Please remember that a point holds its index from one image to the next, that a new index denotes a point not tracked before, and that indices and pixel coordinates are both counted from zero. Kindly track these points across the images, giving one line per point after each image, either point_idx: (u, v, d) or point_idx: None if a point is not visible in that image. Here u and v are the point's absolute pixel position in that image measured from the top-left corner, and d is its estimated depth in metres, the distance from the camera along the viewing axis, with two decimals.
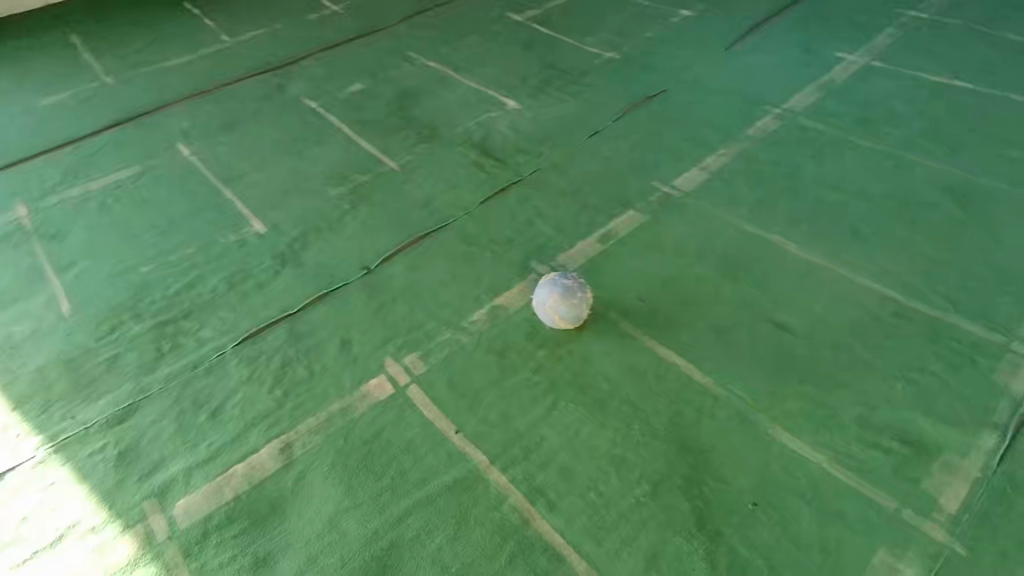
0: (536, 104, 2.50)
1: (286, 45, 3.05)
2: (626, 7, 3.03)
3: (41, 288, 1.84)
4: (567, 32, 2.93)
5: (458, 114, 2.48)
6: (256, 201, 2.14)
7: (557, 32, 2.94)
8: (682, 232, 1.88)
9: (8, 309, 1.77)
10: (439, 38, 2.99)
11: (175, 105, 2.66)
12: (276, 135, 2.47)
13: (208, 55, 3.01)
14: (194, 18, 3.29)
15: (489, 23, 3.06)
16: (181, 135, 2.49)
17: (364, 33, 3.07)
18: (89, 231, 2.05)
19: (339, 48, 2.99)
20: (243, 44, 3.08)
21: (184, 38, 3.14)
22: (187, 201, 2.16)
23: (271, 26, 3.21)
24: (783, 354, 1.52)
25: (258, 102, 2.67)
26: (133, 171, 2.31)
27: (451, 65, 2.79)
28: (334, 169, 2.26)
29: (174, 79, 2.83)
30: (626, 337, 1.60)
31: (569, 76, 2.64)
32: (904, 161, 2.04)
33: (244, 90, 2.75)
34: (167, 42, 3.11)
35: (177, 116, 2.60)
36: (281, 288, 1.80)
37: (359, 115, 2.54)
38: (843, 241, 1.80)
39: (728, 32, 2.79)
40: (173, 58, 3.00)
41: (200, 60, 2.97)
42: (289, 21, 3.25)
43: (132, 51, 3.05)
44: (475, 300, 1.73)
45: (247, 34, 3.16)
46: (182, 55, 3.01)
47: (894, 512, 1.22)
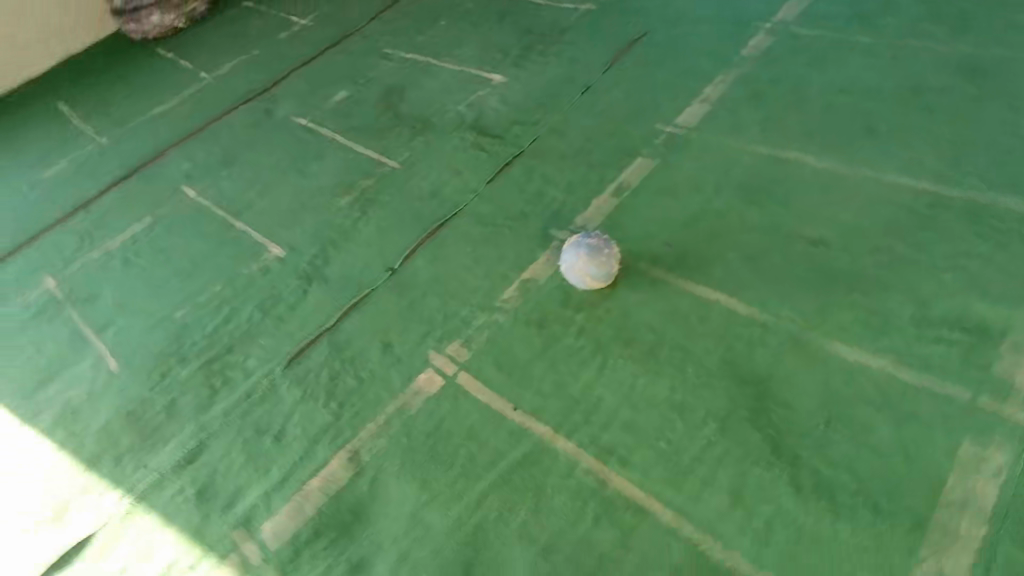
0: (523, 73, 2.46)
1: (264, 68, 3.04)
2: None
3: (86, 351, 1.88)
4: None
5: (447, 100, 2.46)
6: (270, 226, 2.16)
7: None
8: (696, 168, 1.84)
9: (59, 377, 1.81)
10: (411, 29, 2.95)
11: (171, 150, 2.68)
12: (273, 159, 2.48)
13: (191, 95, 3.02)
14: (170, 61, 3.30)
15: (458, 2, 3.01)
16: (183, 178, 2.51)
17: (337, 40, 3.05)
18: (118, 289, 2.08)
19: (315, 61, 2.97)
20: (223, 77, 3.08)
21: (165, 83, 3.15)
22: (203, 241, 2.18)
23: (246, 54, 3.20)
24: (823, 268, 1.50)
25: (249, 130, 2.67)
26: (145, 222, 2.34)
27: (429, 53, 2.76)
28: (337, 179, 2.26)
29: (164, 126, 2.85)
30: (661, 284, 1.58)
31: (549, 38, 2.60)
32: (908, 49, 1.97)
33: (233, 122, 2.75)
34: (149, 91, 3.12)
35: (176, 161, 2.61)
36: (312, 306, 1.82)
37: (349, 122, 2.53)
38: (861, 144, 1.76)
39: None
40: (158, 105, 3.01)
41: (185, 102, 2.98)
42: (262, 45, 3.23)
43: (118, 107, 3.06)
44: (503, 278, 1.73)
45: (224, 66, 3.16)
46: (166, 100, 3.03)
47: (970, 402, 1.20)
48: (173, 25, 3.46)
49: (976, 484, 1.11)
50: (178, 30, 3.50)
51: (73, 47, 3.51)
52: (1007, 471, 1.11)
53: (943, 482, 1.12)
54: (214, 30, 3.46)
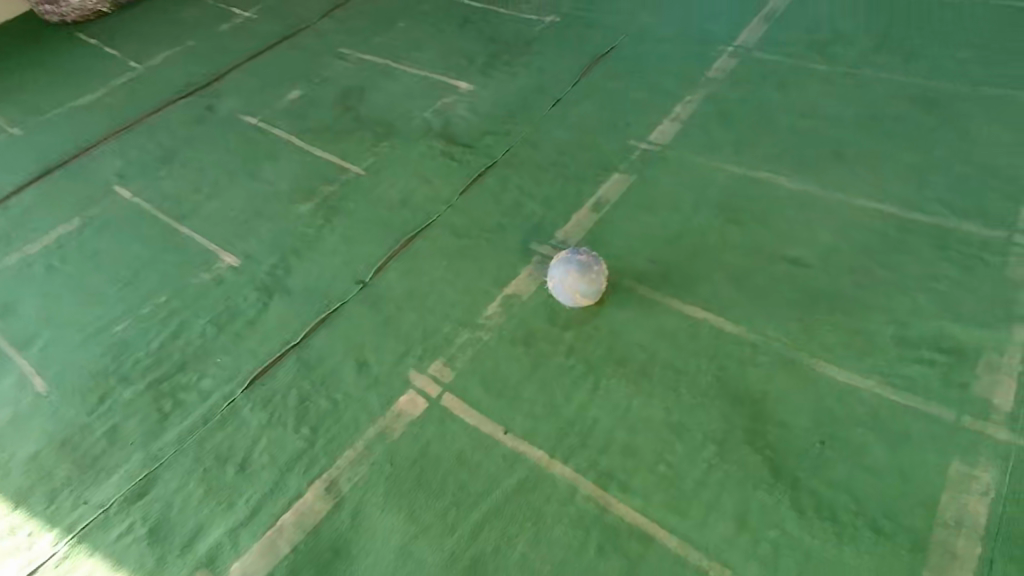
0: (489, 82, 2.41)
1: (205, 61, 2.83)
2: None
3: (7, 369, 1.67)
4: (499, 3, 2.83)
5: (410, 106, 2.37)
6: (220, 233, 1.99)
7: (489, 4, 2.84)
8: (673, 185, 1.85)
9: None
10: (368, 29, 2.84)
11: (99, 145, 2.44)
12: (221, 159, 2.30)
13: (120, 86, 2.76)
14: (95, 47, 3.02)
15: (417, 5, 2.92)
16: (116, 176, 2.28)
17: (286, 36, 2.89)
18: (43, 298, 1.86)
19: (262, 57, 2.80)
20: (159, 68, 2.85)
21: (90, 72, 2.87)
22: (142, 247, 1.98)
23: (183, 44, 2.97)
24: (804, 289, 1.53)
25: (191, 127, 2.47)
26: (72, 224, 2.10)
27: (388, 56, 2.66)
28: (295, 184, 2.12)
29: (91, 118, 2.59)
30: (647, 302, 1.57)
31: (515, 48, 2.56)
32: (866, 79, 2.07)
33: (172, 118, 2.54)
34: (71, 78, 2.84)
35: (106, 157, 2.38)
36: (275, 321, 1.69)
37: (305, 123, 2.39)
38: (830, 166, 1.81)
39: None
40: (82, 94, 2.74)
41: (114, 92, 2.73)
42: (199, 36, 3.02)
43: (36, 94, 2.77)
44: (484, 294, 1.67)
45: (158, 56, 2.92)
46: (92, 90, 2.76)
47: (955, 421, 1.25)
48: (96, 7, 3.18)
49: (968, 502, 1.15)
50: (101, 14, 3.22)
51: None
52: (995, 488, 1.15)
53: (937, 502, 1.15)
54: (144, 17, 3.20)
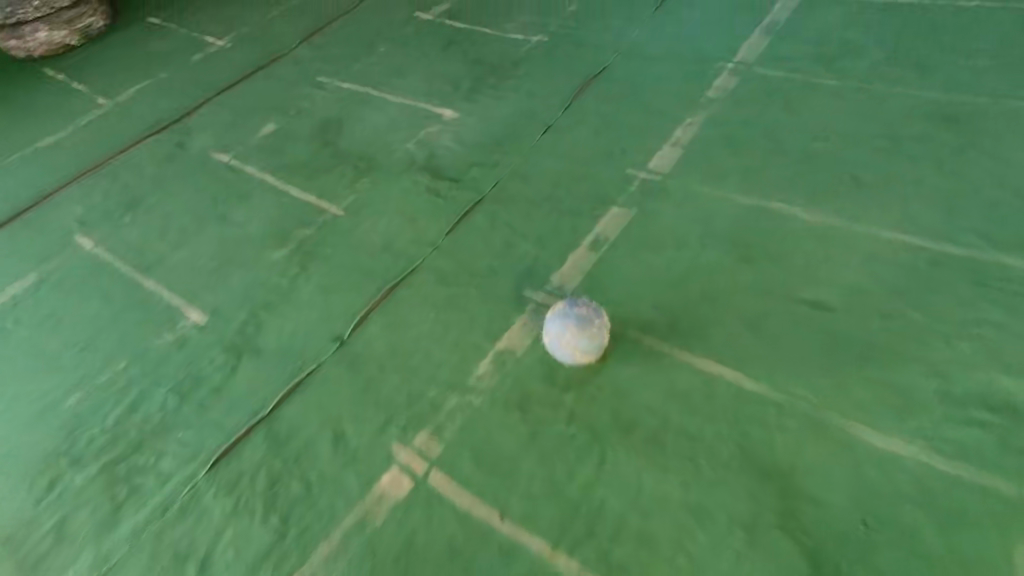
0: (475, 108, 2.26)
1: (176, 94, 2.69)
2: None
3: None
4: (483, 24, 2.69)
5: (392, 138, 2.22)
6: (187, 285, 1.83)
7: (474, 24, 2.70)
8: (676, 220, 1.69)
9: None
10: (346, 55, 2.70)
11: (63, 189, 2.28)
12: (190, 201, 2.15)
13: (87, 124, 2.61)
14: (63, 83, 2.88)
15: (397, 28, 2.78)
16: (78, 225, 2.13)
17: (261, 65, 2.75)
18: None
19: (236, 89, 2.65)
20: (128, 103, 2.70)
21: (56, 109, 2.73)
22: (103, 305, 1.82)
23: (154, 77, 2.83)
24: (829, 337, 1.37)
25: (160, 166, 2.32)
26: (29, 281, 1.94)
27: (367, 84, 2.52)
28: (269, 227, 1.97)
29: (55, 160, 2.44)
30: (655, 355, 1.41)
31: (501, 71, 2.41)
32: (878, 94, 1.92)
33: (139, 157, 2.39)
34: (36, 117, 2.69)
35: (69, 203, 2.23)
36: (244, 389, 1.54)
37: (279, 159, 2.24)
38: (848, 193, 1.66)
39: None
40: (47, 134, 2.59)
41: (81, 131, 2.58)
42: (170, 68, 2.87)
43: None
44: (475, 349, 1.51)
45: (128, 90, 2.78)
46: (58, 129, 2.61)
47: (1017, 495, 1.10)
48: (64, 41, 3.04)
49: None
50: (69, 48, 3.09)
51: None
52: None
53: None
54: (113, 49, 3.06)
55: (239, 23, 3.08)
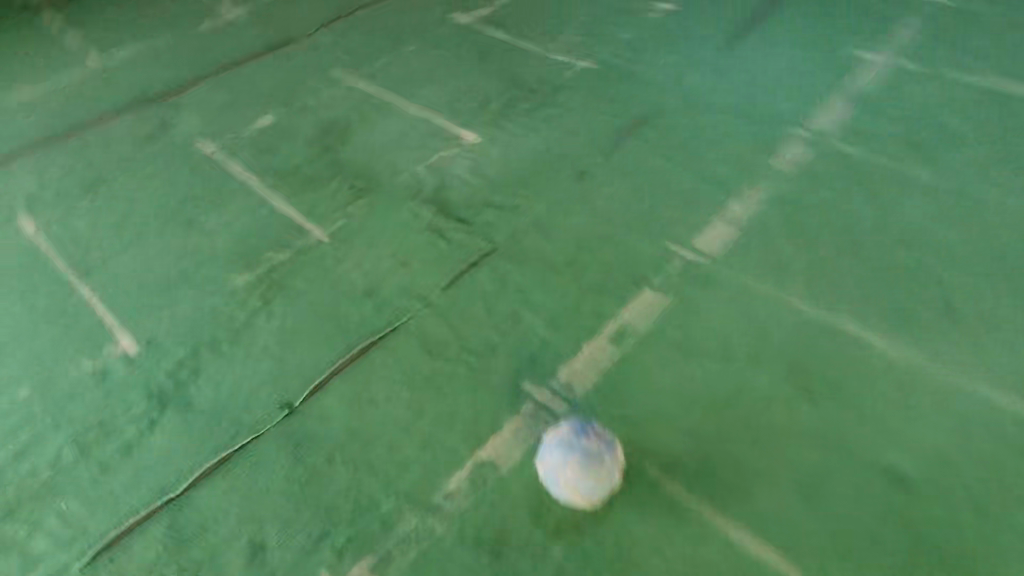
0: (501, 136, 1.95)
1: (174, 64, 2.40)
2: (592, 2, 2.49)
3: None
4: (525, 38, 2.38)
5: (400, 156, 1.91)
6: (126, 301, 1.54)
7: (515, 36, 2.39)
8: (722, 321, 1.37)
9: None
10: (369, 50, 2.40)
11: (22, 157, 2.00)
12: (158, 194, 1.85)
13: (70, 83, 2.32)
14: (55, 32, 2.59)
15: (431, 27, 2.48)
16: (27, 204, 1.85)
17: (274, 46, 2.45)
18: None
19: (240, 69, 2.36)
20: (119, 66, 2.41)
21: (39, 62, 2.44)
22: (26, 309, 1.53)
23: (154, 41, 2.53)
24: (908, 527, 1.06)
25: (136, 145, 2.03)
26: None
27: (385, 87, 2.22)
28: (238, 242, 1.67)
29: (23, 119, 2.16)
30: (677, 509, 1.09)
31: (537, 96, 2.10)
32: (980, 201, 1.59)
33: (115, 131, 2.09)
34: (17, 67, 2.41)
35: (24, 174, 1.94)
36: (158, 453, 1.23)
37: (269, 160, 1.94)
38: (937, 325, 1.34)
39: (723, 28, 2.28)
40: (24, 88, 2.31)
41: (60, 90, 2.29)
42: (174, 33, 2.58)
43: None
44: (450, 452, 1.20)
45: (124, 51, 2.48)
46: (37, 84, 2.33)
47: None
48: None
49: None
50: None
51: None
52: None
53: None
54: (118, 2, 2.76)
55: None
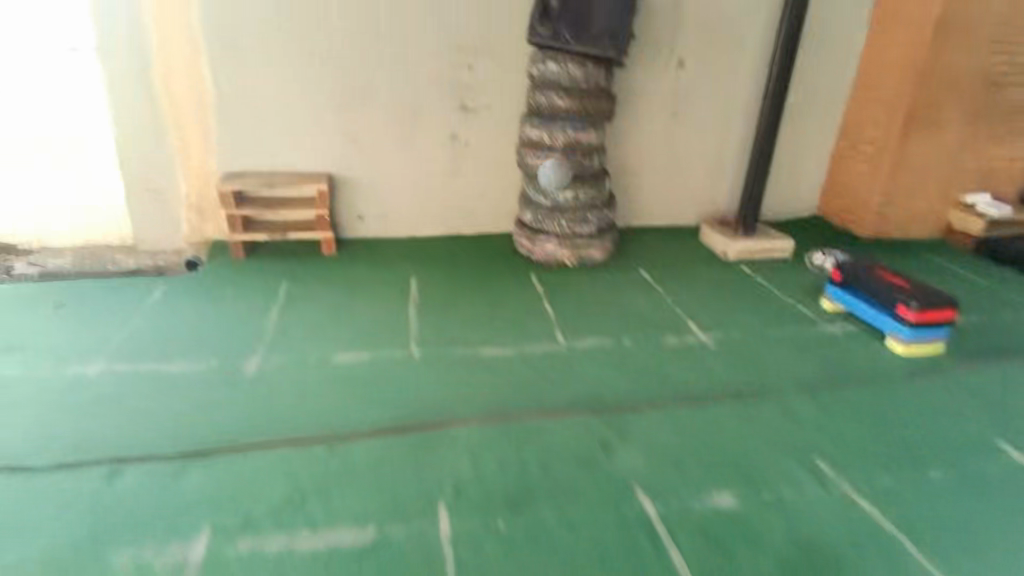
0: (735, 340, 3.20)
1: (591, 307, 3.53)
2: (956, 474, 2.32)
3: (171, 531, 1.97)
4: (868, 486, 2.25)
5: (685, 350, 3.11)
6: (451, 542, 1.95)
7: (856, 468, 2.33)
8: None
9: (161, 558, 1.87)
10: (725, 389, 2.78)
11: (429, 358, 2.99)
12: (335, 536, 1.96)
13: (559, 252, 4.03)
14: (530, 227, 4.13)
15: (776, 428, 2.52)
16: (426, 389, 2.74)
17: (674, 316, 3.45)
18: (277, 497, 2.11)
19: (589, 240, 4.09)
20: (462, 326, 3.32)
21: (197, 296, 3.51)
22: (389, 504, 2.10)
23: (337, 253, 4.20)
24: None
25: (508, 392, 2.73)
26: (344, 400, 2.65)
27: (675, 290, 3.79)
28: (564, 534, 2.00)
29: (447, 336, 3.20)
30: None
31: (760, 368, 2.96)
32: None
33: (424, 359, 2.99)
34: (524, 230, 4.16)
35: (426, 380, 2.81)
36: None
37: (572, 368, 2.94)
38: None
39: None
40: (523, 246, 4.18)
41: (557, 251, 4.03)
42: (538, 209, 4.06)
43: (172, 371, 2.80)
44: None
45: (573, 260, 4.06)
46: (543, 248, 4.05)
47: None
48: (460, 97, 4.21)
49: None
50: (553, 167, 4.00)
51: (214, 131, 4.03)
52: None
53: None
54: (481, 153, 4.39)
55: (610, 159, 4.44)
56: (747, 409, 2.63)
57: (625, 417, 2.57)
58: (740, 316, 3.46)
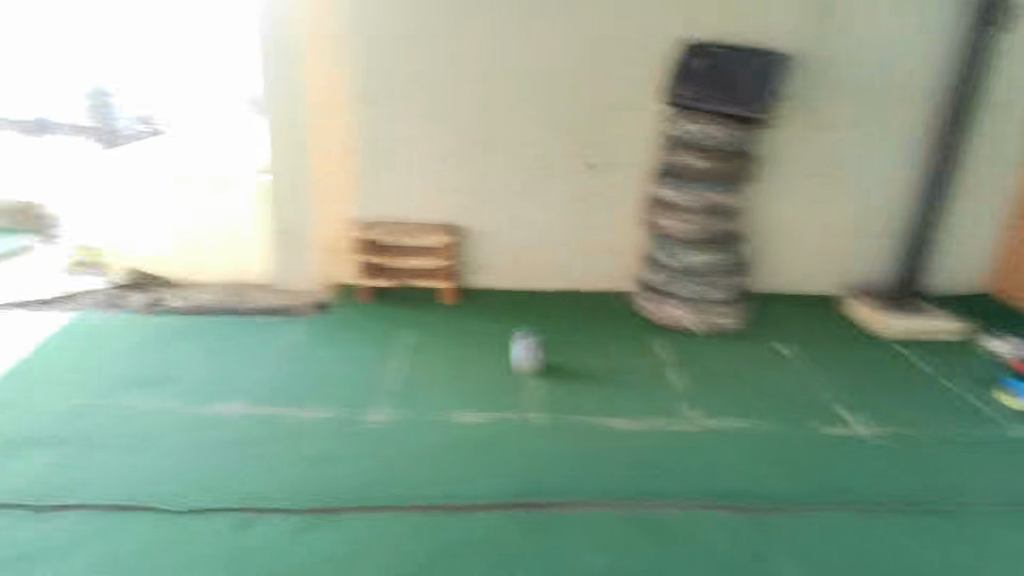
0: (892, 437, 2.87)
1: (723, 383, 3.30)
2: None
3: None
4: None
5: (839, 443, 2.82)
6: None
7: None
8: None
9: None
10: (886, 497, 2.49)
11: (551, 425, 2.86)
12: None
13: (683, 315, 3.82)
14: (654, 285, 3.94)
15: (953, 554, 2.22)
16: (550, 460, 2.62)
17: (818, 400, 3.16)
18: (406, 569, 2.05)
19: (718, 305, 3.84)
20: (584, 391, 3.18)
21: (326, 341, 3.61)
22: None
23: (456, 303, 4.19)
24: None
25: (638, 474, 2.55)
26: (468, 465, 2.57)
27: (815, 366, 3.48)
28: None
29: (570, 402, 3.06)
30: None
31: (927, 476, 2.63)
32: None
33: (547, 427, 2.86)
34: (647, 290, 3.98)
35: (551, 451, 2.68)
36: None
37: (707, 452, 2.73)
38: None
39: None
40: (644, 305, 4.02)
41: (681, 314, 3.82)
42: (666, 271, 3.87)
43: (302, 417, 2.85)
44: None
45: (698, 325, 3.82)
46: (666, 311, 3.87)
47: None
48: (592, 154, 4.17)
49: None
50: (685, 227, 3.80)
51: (353, 182, 4.20)
52: None
53: None
54: (608, 210, 4.29)
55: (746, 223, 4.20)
56: (916, 527, 2.35)
57: (773, 518, 2.34)
58: (893, 406, 3.13)
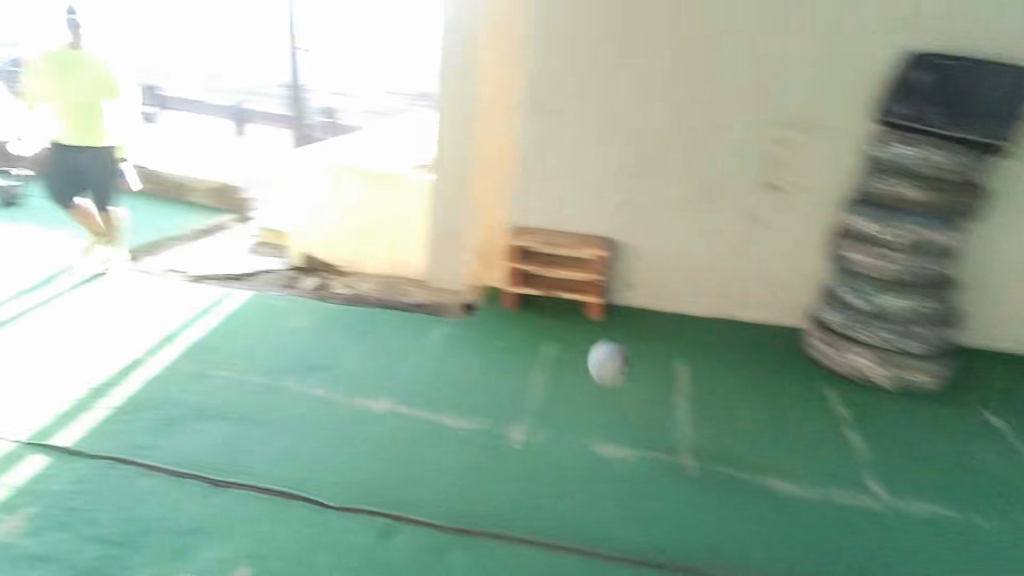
0: None
1: (917, 455, 2.80)
2: None
3: None
4: None
5: None
6: None
7: None
8: None
9: None
10: None
11: (706, 476, 2.60)
12: None
13: (869, 367, 3.29)
14: (836, 327, 3.41)
15: None
16: (704, 519, 2.37)
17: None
18: None
19: (916, 361, 3.26)
20: (746, 440, 2.85)
21: (473, 346, 3.58)
22: None
23: (605, 320, 4.00)
24: None
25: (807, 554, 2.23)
26: (612, 507, 2.40)
27: None
28: None
29: (728, 451, 2.76)
30: None
31: None
32: None
33: (698, 476, 2.59)
34: (825, 331, 3.47)
35: (705, 507, 2.43)
36: None
37: (895, 541, 2.33)
38: None
39: None
40: (817, 347, 3.51)
41: (866, 365, 3.30)
42: (849, 311, 3.36)
43: (445, 423, 2.82)
44: None
45: (886, 379, 3.28)
46: (846, 358, 3.35)
47: None
48: (776, 175, 3.78)
49: None
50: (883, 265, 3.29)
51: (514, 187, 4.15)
52: None
53: None
54: (786, 237, 3.87)
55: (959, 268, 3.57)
56: None
57: None
58: None
